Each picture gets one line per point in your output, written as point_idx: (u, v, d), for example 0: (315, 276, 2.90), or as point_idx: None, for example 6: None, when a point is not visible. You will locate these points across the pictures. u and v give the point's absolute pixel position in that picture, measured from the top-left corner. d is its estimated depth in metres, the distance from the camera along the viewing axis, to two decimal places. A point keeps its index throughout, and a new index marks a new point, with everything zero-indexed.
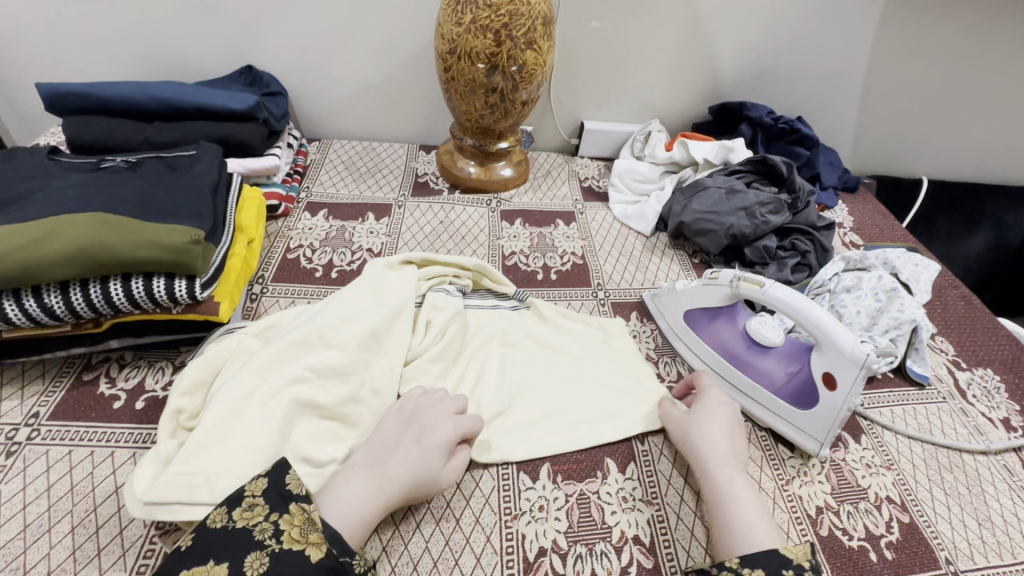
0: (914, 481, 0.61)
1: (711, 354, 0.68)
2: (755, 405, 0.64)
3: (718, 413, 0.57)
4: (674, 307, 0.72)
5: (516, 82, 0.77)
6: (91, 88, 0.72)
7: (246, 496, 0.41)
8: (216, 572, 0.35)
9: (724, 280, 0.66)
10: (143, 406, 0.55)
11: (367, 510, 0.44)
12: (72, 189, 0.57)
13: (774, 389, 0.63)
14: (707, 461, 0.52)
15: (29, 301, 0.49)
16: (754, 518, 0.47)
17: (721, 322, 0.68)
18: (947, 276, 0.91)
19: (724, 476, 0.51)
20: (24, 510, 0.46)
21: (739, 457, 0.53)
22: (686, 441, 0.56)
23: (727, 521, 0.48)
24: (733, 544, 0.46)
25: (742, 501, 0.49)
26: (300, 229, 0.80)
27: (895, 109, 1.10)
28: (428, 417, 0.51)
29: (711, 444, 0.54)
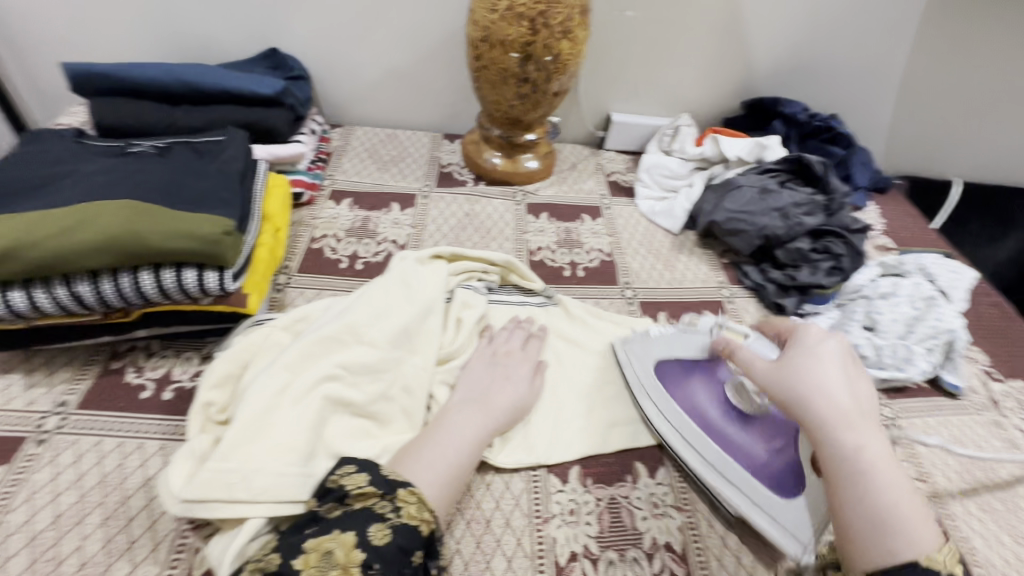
0: (949, 495, 0.60)
1: (683, 418, 0.58)
2: (728, 486, 0.52)
3: (822, 366, 0.47)
4: (645, 353, 0.63)
5: (549, 72, 0.75)
6: (116, 70, 0.70)
7: (350, 486, 0.42)
8: (348, 542, 0.38)
9: (704, 328, 0.67)
10: (171, 397, 0.54)
11: (481, 434, 0.50)
12: (101, 174, 0.56)
13: (749, 468, 0.53)
14: (823, 427, 0.44)
15: (61, 290, 0.49)
16: (899, 501, 0.39)
17: (696, 379, 0.61)
18: (981, 283, 0.89)
19: (850, 445, 0.42)
20: (55, 501, 0.46)
21: (863, 410, 0.44)
22: (792, 397, 0.46)
23: (864, 507, 0.40)
24: (876, 541, 0.38)
25: (875, 475, 0.40)
26: (324, 218, 0.78)
27: (931, 107, 1.06)
28: (508, 360, 0.59)
29: (831, 400, 0.44)
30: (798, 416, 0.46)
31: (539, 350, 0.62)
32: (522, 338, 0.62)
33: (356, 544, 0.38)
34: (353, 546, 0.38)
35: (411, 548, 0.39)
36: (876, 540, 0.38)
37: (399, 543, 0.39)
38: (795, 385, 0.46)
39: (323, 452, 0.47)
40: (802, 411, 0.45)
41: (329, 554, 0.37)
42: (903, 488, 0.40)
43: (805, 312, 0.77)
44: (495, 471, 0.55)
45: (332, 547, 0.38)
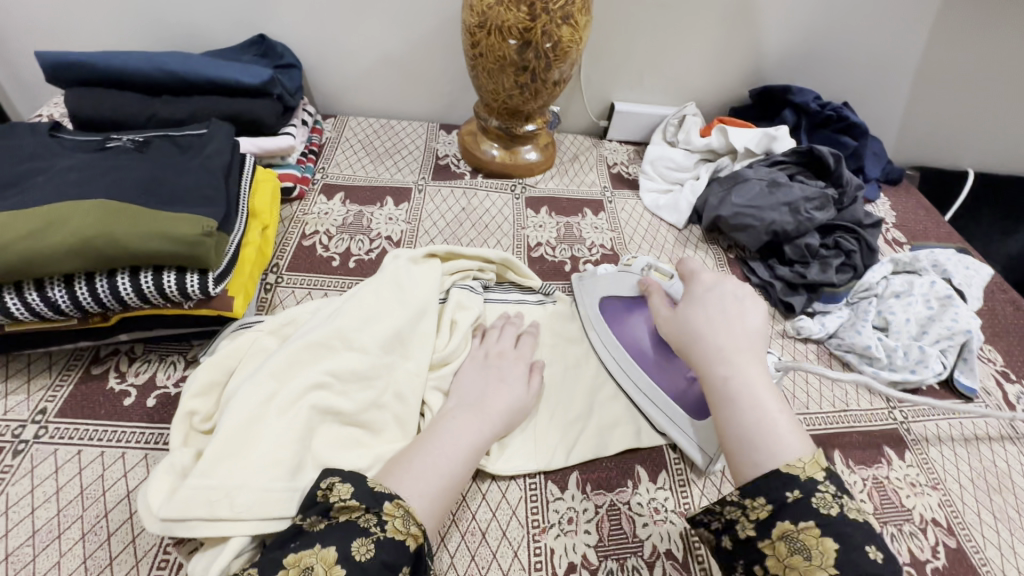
0: (961, 502, 0.57)
1: (619, 349, 0.61)
2: (655, 410, 0.57)
3: (705, 308, 0.51)
4: (592, 292, 0.67)
5: (549, 60, 0.71)
6: (95, 59, 0.67)
7: (333, 498, 0.40)
8: (327, 558, 0.36)
9: (638, 268, 0.65)
10: (155, 403, 0.52)
11: (476, 442, 0.48)
12: (76, 171, 0.53)
13: (671, 394, 0.57)
14: (701, 362, 0.48)
15: (33, 295, 0.46)
16: (764, 418, 0.42)
17: (634, 313, 0.63)
18: (996, 279, 0.86)
19: (721, 374, 0.46)
20: (32, 515, 0.44)
21: (742, 340, 0.48)
22: (681, 342, 0.51)
23: (734, 428, 0.43)
24: (743, 456, 0.41)
25: (745, 396, 0.44)
26: (316, 213, 0.76)
27: (947, 95, 1.02)
28: (500, 362, 0.56)
29: (710, 337, 0.49)
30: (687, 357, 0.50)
31: (532, 348, 0.59)
32: (514, 337, 0.60)
33: (337, 561, 0.36)
34: (334, 563, 0.36)
35: (398, 564, 0.37)
36: (741, 454, 0.41)
37: (385, 558, 0.37)
38: (683, 332, 0.51)
39: (311, 464, 0.45)
40: (689, 353, 0.50)
41: (309, 570, 0.35)
42: (774, 407, 0.43)
43: (814, 311, 0.74)
44: (492, 479, 0.53)
45: (312, 563, 0.36)
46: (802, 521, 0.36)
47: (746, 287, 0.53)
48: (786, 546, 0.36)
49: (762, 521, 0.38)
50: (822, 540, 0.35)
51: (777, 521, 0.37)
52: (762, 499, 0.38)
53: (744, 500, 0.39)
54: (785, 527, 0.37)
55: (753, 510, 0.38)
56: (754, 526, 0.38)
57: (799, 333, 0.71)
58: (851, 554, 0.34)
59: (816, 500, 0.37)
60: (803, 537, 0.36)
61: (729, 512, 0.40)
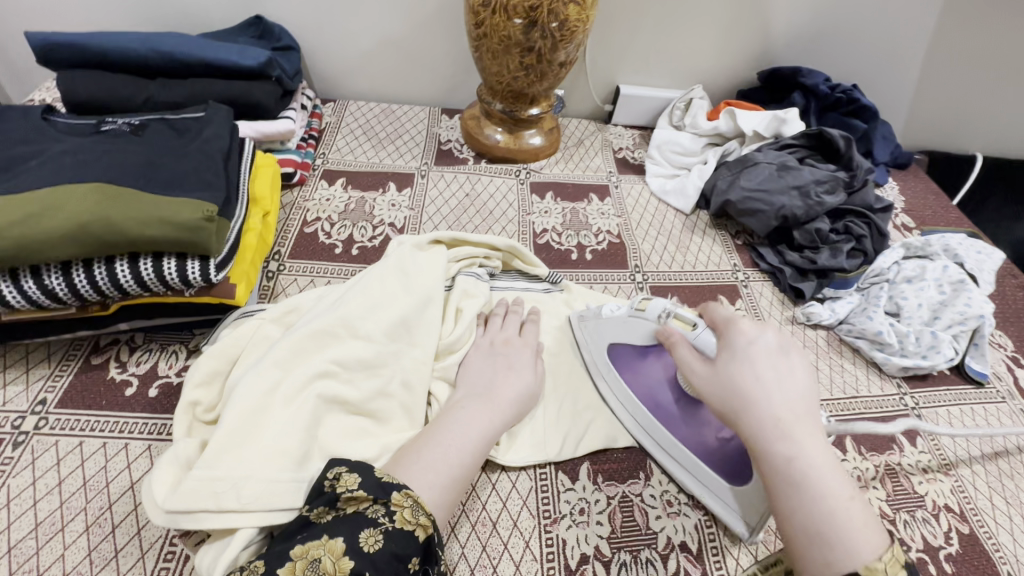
0: (973, 488, 0.57)
1: (635, 404, 0.55)
2: (685, 473, 0.52)
3: (752, 366, 0.45)
4: (598, 335, 0.58)
5: (555, 41, 0.70)
6: (87, 40, 0.65)
7: (340, 490, 0.38)
8: (335, 551, 0.35)
9: (653, 315, 0.54)
10: (157, 393, 0.51)
11: (488, 433, 0.47)
12: (70, 155, 0.51)
13: (700, 453, 0.51)
14: (754, 435, 0.42)
15: (28, 282, 0.45)
16: (834, 507, 0.38)
17: (649, 361, 0.57)
18: (1006, 264, 0.85)
19: (783, 453, 0.40)
20: (34, 507, 0.43)
21: (798, 410, 0.42)
22: (726, 405, 0.45)
23: (801, 518, 0.38)
24: (814, 551, 0.37)
25: (810, 481, 0.39)
26: (317, 200, 0.74)
27: (958, 77, 1.00)
28: (507, 350, 0.55)
29: (763, 406, 0.43)
30: (734, 424, 0.44)
31: (537, 333, 0.58)
32: (517, 322, 0.58)
33: (345, 552, 0.35)
34: (342, 554, 0.35)
35: (407, 555, 0.36)
36: (813, 551, 0.37)
37: (394, 549, 0.36)
38: (727, 394, 0.45)
39: (318, 454, 0.44)
40: (737, 420, 0.44)
41: (317, 562, 0.34)
42: (842, 492, 0.38)
43: (824, 296, 0.73)
44: (502, 470, 0.52)
45: (320, 554, 0.35)
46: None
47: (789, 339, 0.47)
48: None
49: None
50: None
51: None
52: None
53: None
54: None
55: None
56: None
57: (809, 320, 0.70)
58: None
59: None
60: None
61: None
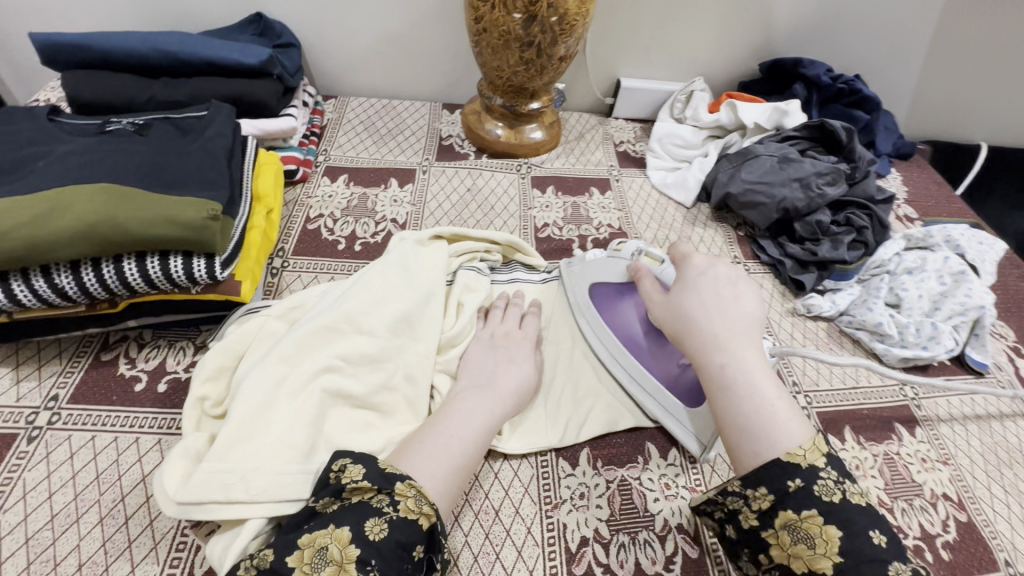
0: (972, 477, 0.57)
1: (611, 337, 0.59)
2: (651, 401, 0.56)
3: (700, 293, 0.48)
4: (582, 276, 0.64)
5: (555, 35, 0.70)
6: (90, 41, 0.65)
7: (345, 481, 0.39)
8: (342, 538, 0.36)
9: (627, 253, 0.63)
10: (166, 388, 0.52)
11: (489, 424, 0.48)
12: (76, 155, 0.52)
13: (663, 380, 0.56)
14: (697, 351, 0.45)
15: (39, 282, 0.46)
16: (762, 405, 0.40)
17: (624, 298, 0.61)
18: (1009, 254, 0.84)
19: (717, 361, 0.43)
20: (50, 499, 0.44)
21: (740, 328, 0.45)
22: (675, 328, 0.48)
23: (732, 417, 0.41)
24: (742, 444, 0.40)
25: (743, 387, 0.41)
26: (320, 196, 0.75)
27: (962, 66, 0.99)
28: (506, 342, 0.55)
29: (705, 325, 0.46)
30: (680, 344, 0.48)
31: (537, 326, 0.59)
32: (518, 315, 0.59)
33: (351, 541, 0.36)
34: (348, 543, 0.36)
35: (411, 543, 0.37)
36: (741, 444, 0.40)
37: (398, 538, 0.37)
38: (677, 319, 0.48)
39: (324, 446, 0.45)
40: (683, 341, 0.47)
41: (324, 550, 0.35)
42: (772, 394, 0.41)
43: (825, 289, 0.74)
44: (503, 458, 0.53)
45: (327, 543, 0.36)
46: (804, 510, 0.36)
47: (738, 270, 0.50)
48: (790, 535, 0.36)
49: (764, 511, 0.38)
50: (825, 527, 0.35)
51: (779, 509, 0.37)
52: (763, 490, 0.38)
53: (746, 491, 0.39)
54: (788, 516, 0.37)
55: (755, 501, 0.38)
56: (756, 516, 0.38)
57: (809, 311, 0.71)
58: (853, 539, 0.35)
59: (819, 488, 0.36)
60: (806, 525, 0.36)
61: (731, 502, 0.40)
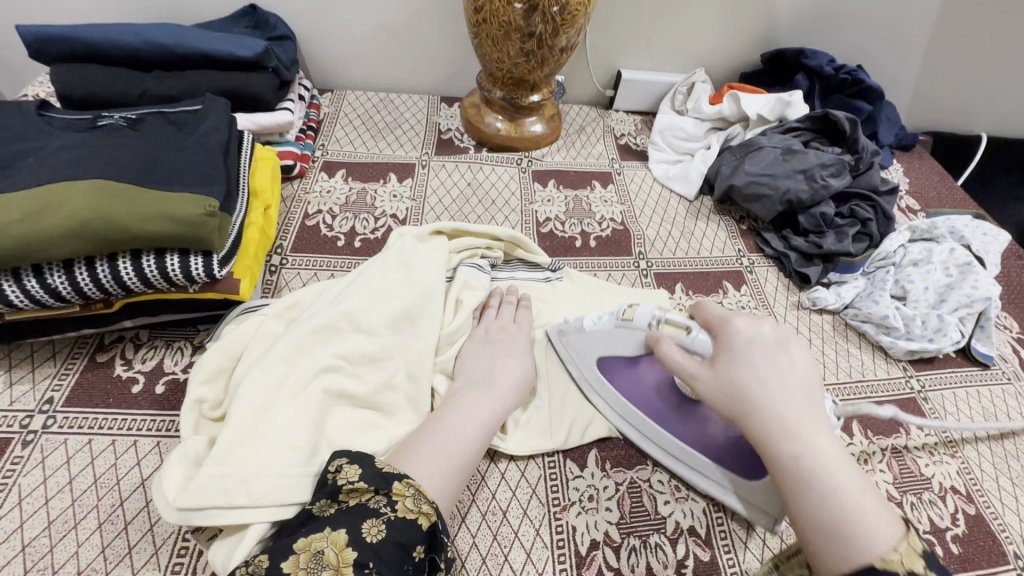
0: (980, 470, 0.57)
1: (637, 415, 0.53)
2: (702, 480, 0.50)
3: (752, 364, 0.43)
4: (585, 352, 0.56)
5: (556, 25, 0.68)
6: (79, 33, 0.64)
7: (342, 483, 0.38)
8: (337, 541, 0.35)
9: (640, 322, 0.53)
10: (164, 390, 0.51)
11: (490, 419, 0.47)
12: (67, 151, 0.51)
13: (710, 453, 0.50)
14: (762, 437, 0.40)
15: (31, 282, 0.45)
16: (848, 501, 0.36)
17: (642, 367, 0.54)
18: (1011, 245, 0.84)
19: (789, 451, 0.39)
20: (46, 505, 0.43)
21: (804, 406, 0.41)
22: (731, 407, 0.43)
23: (813, 516, 0.37)
24: (830, 547, 0.36)
25: (822, 480, 0.37)
26: (318, 192, 0.73)
27: (964, 56, 0.99)
28: (503, 336, 0.55)
29: (768, 407, 0.41)
30: (738, 424, 0.42)
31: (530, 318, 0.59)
32: (510, 309, 0.58)
33: (348, 543, 0.35)
34: (345, 546, 0.35)
35: (411, 544, 0.36)
36: (827, 546, 0.36)
37: (397, 539, 0.36)
38: (731, 395, 0.43)
39: (327, 447, 0.44)
40: (743, 422, 0.42)
41: (320, 554, 0.34)
42: (855, 486, 0.37)
43: (829, 282, 0.73)
44: (510, 459, 0.53)
45: (323, 547, 0.35)
46: None
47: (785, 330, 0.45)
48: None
49: None
50: None
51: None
52: None
53: None
54: None
55: None
56: None
57: (814, 304, 0.70)
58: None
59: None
60: None
61: None
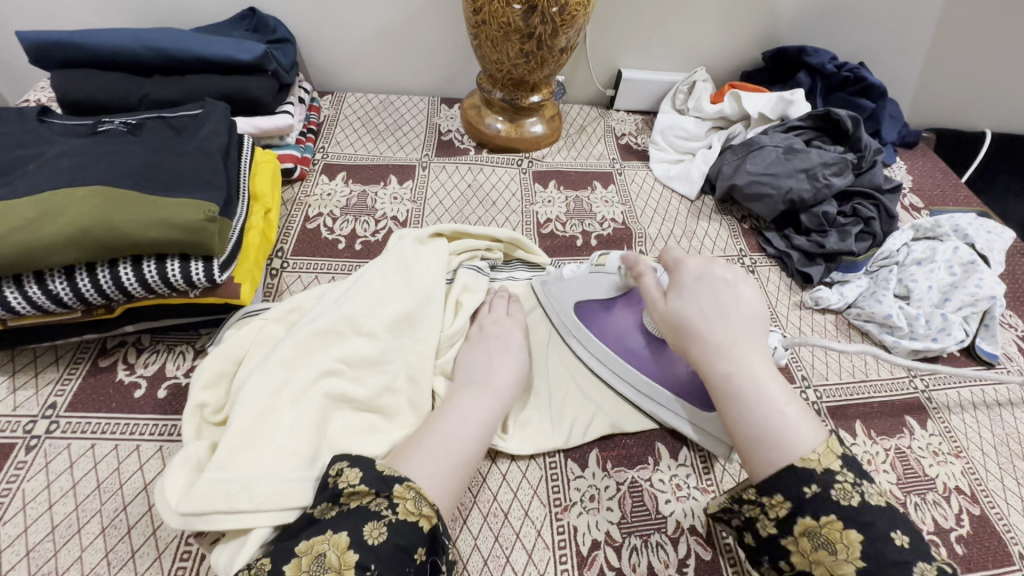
0: (985, 470, 0.57)
1: (611, 356, 0.57)
2: (666, 413, 0.54)
3: (698, 300, 0.47)
4: (562, 298, 0.60)
5: (556, 26, 0.68)
6: (79, 38, 0.64)
7: (343, 486, 0.38)
8: (339, 543, 0.35)
9: (612, 267, 0.57)
10: (166, 394, 0.51)
11: (490, 416, 0.47)
12: (68, 157, 0.51)
13: (674, 388, 0.54)
14: (702, 361, 0.45)
15: (33, 288, 0.45)
16: (772, 413, 0.41)
17: (616, 312, 0.58)
18: (1016, 243, 0.83)
19: (723, 372, 0.44)
20: (50, 510, 0.44)
21: (741, 333, 0.45)
22: (677, 337, 0.48)
23: (742, 427, 0.42)
24: (757, 453, 0.41)
25: (750, 395, 0.42)
26: (318, 195, 0.73)
27: (967, 52, 0.98)
28: (499, 332, 0.55)
29: (708, 335, 0.45)
30: (685, 352, 0.47)
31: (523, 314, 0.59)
32: (505, 305, 0.58)
33: (349, 546, 0.35)
34: (346, 548, 0.35)
35: (412, 546, 0.36)
36: (754, 452, 0.41)
37: (398, 541, 0.36)
38: (679, 327, 0.48)
39: (327, 451, 0.44)
40: (687, 349, 0.47)
41: (322, 556, 0.35)
42: (781, 400, 0.42)
43: (832, 281, 0.73)
44: (511, 459, 0.53)
45: (325, 549, 0.35)
46: (822, 515, 0.37)
47: (734, 268, 0.49)
48: (809, 540, 0.38)
49: (782, 518, 0.39)
50: (845, 532, 0.37)
51: (798, 518, 0.38)
52: (779, 497, 0.39)
53: (763, 499, 0.40)
54: (808, 523, 0.38)
55: (772, 508, 0.39)
56: (775, 524, 0.40)
57: (817, 304, 0.70)
58: (876, 544, 0.36)
59: (836, 492, 0.38)
60: (826, 531, 0.37)
61: (748, 510, 0.41)
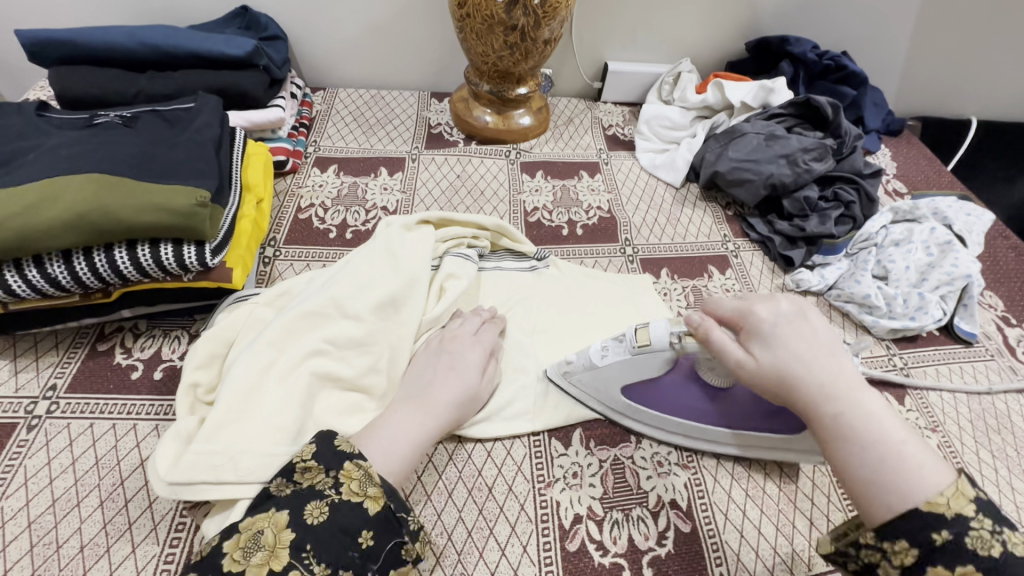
0: (960, 444, 0.58)
1: (682, 424, 0.53)
2: (762, 451, 0.52)
3: (787, 342, 0.43)
4: (606, 386, 0.54)
5: (538, 18, 0.70)
6: (76, 36, 0.66)
7: (297, 462, 0.40)
8: (278, 521, 0.36)
9: (658, 343, 0.50)
10: (162, 376, 0.53)
11: (418, 437, 0.45)
12: (65, 148, 0.53)
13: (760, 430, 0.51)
14: (803, 403, 0.41)
15: (32, 272, 0.47)
16: (889, 453, 0.36)
17: (669, 388, 0.52)
18: (997, 226, 0.84)
19: (831, 412, 0.39)
20: (51, 485, 0.45)
21: (843, 371, 0.41)
22: (770, 380, 0.42)
23: (857, 472, 0.37)
24: (877, 500, 0.36)
25: (864, 436, 0.38)
26: (310, 186, 0.75)
27: (948, 40, 0.99)
28: (455, 345, 0.52)
29: (810, 376, 0.41)
30: (780, 396, 0.42)
31: (494, 336, 0.56)
32: (477, 324, 0.56)
33: (288, 524, 0.36)
34: (284, 527, 0.36)
35: (354, 529, 0.36)
36: (875, 499, 0.36)
37: (341, 522, 0.36)
38: (772, 369, 0.42)
39: (313, 428, 0.46)
40: (785, 394, 0.42)
41: (260, 534, 0.35)
42: (899, 437, 0.37)
43: (813, 264, 0.74)
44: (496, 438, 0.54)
45: (264, 527, 0.36)
46: (958, 566, 0.32)
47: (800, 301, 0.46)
48: None
49: (908, 566, 0.34)
50: None
51: (927, 567, 0.33)
52: (902, 542, 0.34)
53: (883, 543, 0.35)
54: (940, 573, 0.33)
55: (896, 555, 0.34)
56: (898, 570, 0.34)
57: (798, 287, 0.71)
58: None
59: (972, 539, 0.32)
60: None
61: (866, 554, 0.36)
